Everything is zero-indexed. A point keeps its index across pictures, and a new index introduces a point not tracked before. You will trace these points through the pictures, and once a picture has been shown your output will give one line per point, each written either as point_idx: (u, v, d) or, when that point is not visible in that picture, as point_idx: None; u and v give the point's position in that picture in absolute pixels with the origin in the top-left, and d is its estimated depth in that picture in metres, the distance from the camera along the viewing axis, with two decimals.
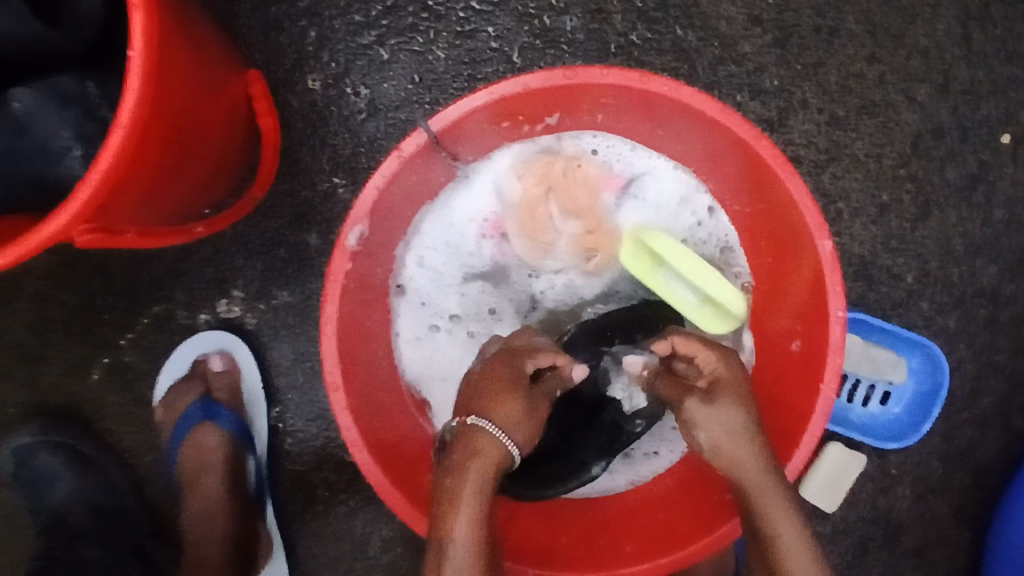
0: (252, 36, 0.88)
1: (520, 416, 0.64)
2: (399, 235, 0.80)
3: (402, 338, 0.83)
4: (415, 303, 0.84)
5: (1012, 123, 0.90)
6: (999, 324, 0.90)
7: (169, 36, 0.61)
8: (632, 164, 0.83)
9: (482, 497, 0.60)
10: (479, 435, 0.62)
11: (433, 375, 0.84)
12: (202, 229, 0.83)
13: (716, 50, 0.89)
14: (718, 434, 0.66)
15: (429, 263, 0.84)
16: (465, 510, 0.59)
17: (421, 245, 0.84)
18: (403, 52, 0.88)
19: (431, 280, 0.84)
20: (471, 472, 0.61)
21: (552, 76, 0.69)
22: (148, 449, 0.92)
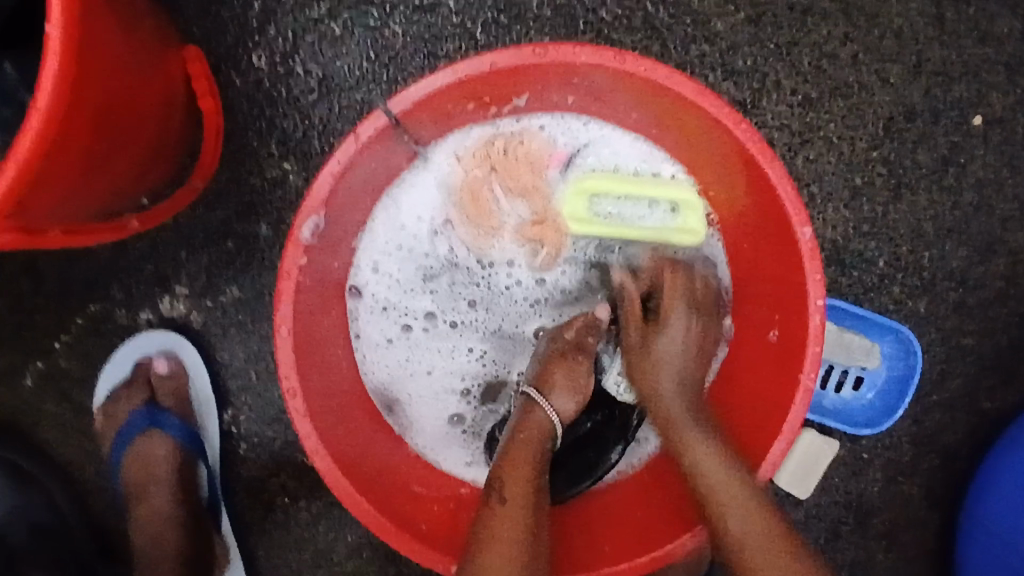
0: (190, 9, 0.81)
1: (562, 379, 0.70)
2: (357, 226, 0.75)
3: (368, 346, 0.79)
4: (377, 308, 0.79)
5: (982, 104, 0.89)
6: (968, 306, 0.90)
7: (95, 11, 0.54)
8: (584, 141, 0.78)
9: (532, 465, 0.65)
10: (532, 400, 0.70)
11: (404, 382, 0.79)
12: (139, 224, 0.73)
13: (689, 28, 0.85)
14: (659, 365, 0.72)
15: (388, 268, 0.79)
16: (518, 469, 0.64)
17: (375, 242, 0.78)
18: (357, 27, 0.82)
19: (392, 284, 0.79)
20: (523, 441, 0.67)
21: (522, 54, 0.64)
22: (89, 460, 0.85)
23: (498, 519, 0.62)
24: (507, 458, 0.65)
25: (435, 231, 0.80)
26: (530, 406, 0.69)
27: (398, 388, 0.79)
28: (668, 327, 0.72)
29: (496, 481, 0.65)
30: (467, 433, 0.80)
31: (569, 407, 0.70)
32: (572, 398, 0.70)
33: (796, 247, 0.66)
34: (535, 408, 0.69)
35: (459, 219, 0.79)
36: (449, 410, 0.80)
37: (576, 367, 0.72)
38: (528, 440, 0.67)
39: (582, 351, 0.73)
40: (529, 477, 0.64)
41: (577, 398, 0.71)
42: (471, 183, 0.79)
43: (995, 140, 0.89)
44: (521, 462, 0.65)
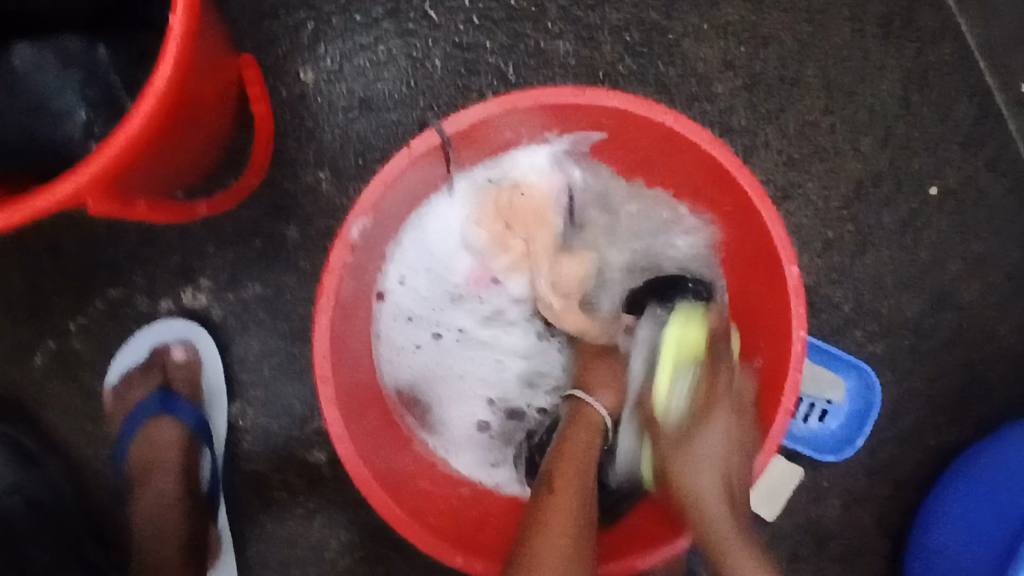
0: (246, 23, 0.87)
1: (607, 376, 0.79)
2: (391, 235, 0.81)
3: (391, 357, 0.84)
4: (401, 322, 0.85)
5: (938, 176, 1.02)
6: (920, 352, 1.01)
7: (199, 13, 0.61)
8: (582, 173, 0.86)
9: (586, 455, 0.72)
10: (581, 403, 0.78)
11: (426, 392, 0.85)
12: (205, 209, 0.79)
13: (693, 87, 0.96)
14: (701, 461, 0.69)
15: (411, 285, 0.85)
16: (572, 454, 0.72)
17: (407, 256, 0.84)
18: (400, 55, 0.89)
19: (415, 300, 0.85)
20: (578, 431, 0.75)
21: (563, 93, 0.72)
22: (91, 442, 0.85)
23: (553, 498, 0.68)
24: (560, 452, 0.73)
25: (466, 249, 0.86)
26: (580, 407, 0.77)
27: (428, 389, 0.85)
28: (706, 432, 0.70)
29: (551, 466, 0.72)
30: (494, 439, 0.85)
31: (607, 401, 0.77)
32: (612, 390, 0.77)
33: (784, 283, 0.73)
34: (583, 410, 0.77)
35: (489, 237, 0.85)
36: (475, 418, 0.85)
37: (609, 368, 0.80)
38: (579, 433, 0.75)
39: (610, 353, 0.81)
40: (579, 466, 0.71)
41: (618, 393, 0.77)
42: (504, 209, 0.84)
43: (949, 208, 1.02)
44: (570, 464, 0.71)
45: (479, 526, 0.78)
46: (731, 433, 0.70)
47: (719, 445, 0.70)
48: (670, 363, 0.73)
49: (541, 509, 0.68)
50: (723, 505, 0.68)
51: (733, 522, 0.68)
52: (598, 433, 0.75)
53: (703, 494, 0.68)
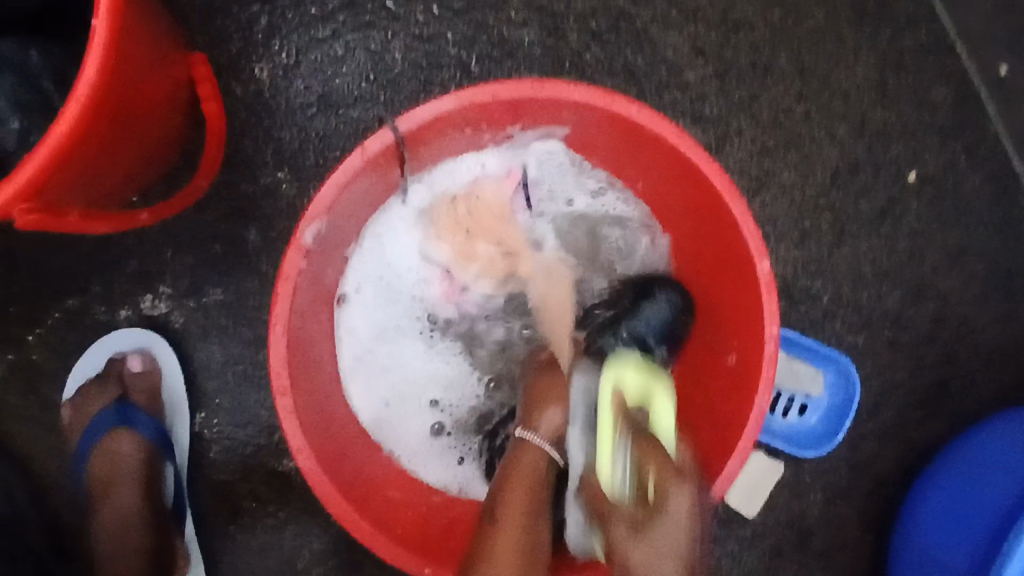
0: (198, 20, 0.85)
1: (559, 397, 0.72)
2: (352, 238, 0.79)
3: (348, 363, 0.81)
4: (357, 328, 0.82)
5: (917, 161, 1.00)
6: (900, 342, 1.00)
7: (130, 14, 0.59)
8: (542, 174, 0.85)
9: (532, 483, 0.68)
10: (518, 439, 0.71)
11: (383, 401, 0.82)
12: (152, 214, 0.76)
13: (663, 75, 0.94)
14: None
15: (370, 290, 0.82)
16: (516, 482, 0.67)
17: (364, 264, 0.82)
18: (359, 50, 0.86)
19: (373, 305, 0.83)
20: (523, 459, 0.69)
21: (522, 88, 0.70)
22: (51, 456, 0.83)
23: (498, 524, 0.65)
24: (506, 477, 0.68)
25: (428, 256, 0.84)
26: (520, 446, 0.70)
27: (387, 402, 0.82)
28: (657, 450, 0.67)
29: (498, 492, 0.67)
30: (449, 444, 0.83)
31: (557, 422, 0.71)
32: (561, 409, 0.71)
33: (756, 281, 0.72)
34: (525, 447, 0.70)
35: (452, 243, 0.83)
36: (429, 423, 0.83)
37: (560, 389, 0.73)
38: (523, 467, 0.68)
39: (561, 368, 0.76)
40: (525, 494, 0.67)
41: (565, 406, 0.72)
42: (467, 215, 0.82)
43: (928, 195, 1.00)
44: (520, 498, 0.66)
45: (448, 535, 0.76)
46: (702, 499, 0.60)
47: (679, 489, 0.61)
48: (610, 433, 0.63)
49: (490, 539, 0.64)
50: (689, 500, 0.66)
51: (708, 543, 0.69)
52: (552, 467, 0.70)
53: None
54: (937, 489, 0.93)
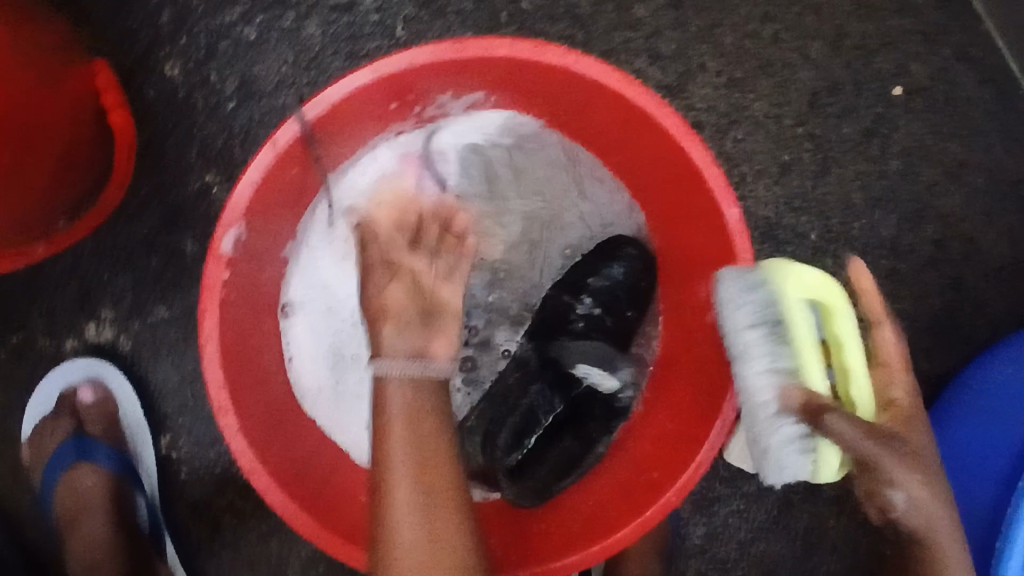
0: (96, 21, 0.78)
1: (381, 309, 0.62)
2: (287, 236, 0.73)
3: (309, 384, 0.76)
4: (310, 351, 0.77)
5: (903, 74, 0.91)
6: (901, 273, 0.92)
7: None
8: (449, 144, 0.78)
9: (413, 424, 0.59)
10: (377, 380, 0.61)
11: (354, 420, 0.77)
12: (45, 247, 0.73)
13: (611, 14, 0.85)
14: (924, 489, 0.53)
15: (311, 313, 0.77)
16: (396, 429, 0.59)
17: (302, 294, 0.77)
18: (273, 30, 0.79)
19: (317, 326, 0.77)
20: (391, 396, 0.60)
21: (440, 51, 0.63)
22: (20, 496, 0.81)
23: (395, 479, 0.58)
24: (382, 421, 0.60)
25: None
26: (382, 385, 0.60)
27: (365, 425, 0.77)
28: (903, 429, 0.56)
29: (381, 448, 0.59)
30: None
31: (394, 347, 0.60)
32: (393, 326, 0.61)
33: (726, 229, 0.66)
34: (386, 384, 0.60)
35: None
36: None
37: (393, 300, 0.62)
38: (403, 403, 0.59)
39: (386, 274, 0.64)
40: (411, 444, 0.58)
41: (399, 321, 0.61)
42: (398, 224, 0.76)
43: (918, 110, 0.91)
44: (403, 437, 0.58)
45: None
46: (925, 498, 0.53)
47: (922, 447, 0.55)
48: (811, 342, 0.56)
49: (383, 505, 0.58)
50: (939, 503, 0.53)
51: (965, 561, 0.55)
52: (428, 399, 0.60)
53: (936, 536, 0.54)
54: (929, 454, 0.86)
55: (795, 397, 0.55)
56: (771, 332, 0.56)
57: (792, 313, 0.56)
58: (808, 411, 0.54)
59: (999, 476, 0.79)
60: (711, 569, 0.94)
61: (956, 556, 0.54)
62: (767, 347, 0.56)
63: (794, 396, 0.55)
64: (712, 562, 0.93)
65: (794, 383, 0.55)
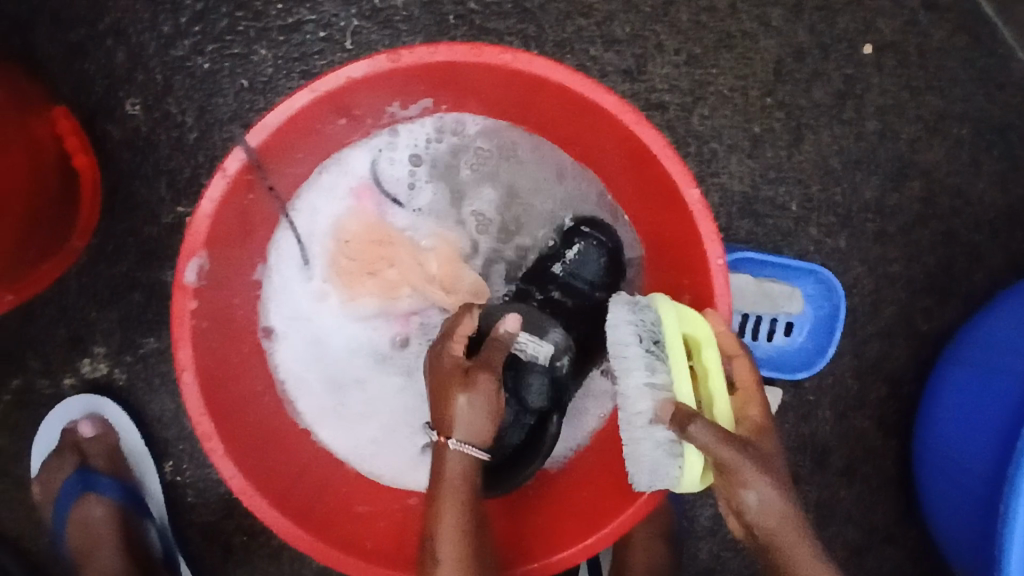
0: (54, 68, 0.80)
1: (467, 412, 0.63)
2: (256, 260, 0.75)
3: (309, 410, 0.78)
4: (304, 380, 0.79)
5: (870, 31, 0.89)
6: (889, 235, 0.90)
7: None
8: (403, 156, 0.79)
9: (462, 495, 0.63)
10: (442, 449, 0.64)
11: (362, 438, 0.79)
12: (11, 295, 0.73)
13: (561, 4, 0.85)
14: (775, 498, 0.54)
15: (299, 344, 0.79)
16: (449, 497, 0.62)
17: (284, 324, 0.78)
18: (225, 58, 0.81)
19: (307, 354, 0.79)
20: (447, 466, 0.63)
21: (375, 62, 0.63)
22: (40, 532, 0.84)
23: (444, 551, 0.61)
24: (436, 484, 0.63)
25: (349, 303, 0.80)
26: (440, 453, 0.64)
27: (375, 440, 0.79)
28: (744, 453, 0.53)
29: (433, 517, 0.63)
30: None
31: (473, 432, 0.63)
32: (482, 420, 0.64)
33: (688, 210, 0.65)
34: (448, 454, 0.63)
35: (371, 284, 0.79)
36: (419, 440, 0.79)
37: (482, 389, 0.64)
38: (453, 481, 0.63)
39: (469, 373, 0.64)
40: (460, 517, 0.62)
41: (491, 417, 0.64)
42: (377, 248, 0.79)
43: (888, 67, 0.89)
44: (455, 493, 0.63)
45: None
46: (773, 497, 0.54)
47: (773, 459, 0.55)
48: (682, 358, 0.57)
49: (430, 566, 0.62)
50: (784, 513, 0.54)
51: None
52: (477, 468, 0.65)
53: (793, 545, 0.54)
54: (953, 399, 0.83)
55: (668, 411, 0.55)
56: (653, 349, 0.57)
57: (669, 329, 0.58)
58: (677, 421, 0.54)
59: (992, 455, 0.74)
60: (723, 549, 0.93)
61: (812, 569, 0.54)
62: (646, 361, 0.57)
63: (668, 409, 0.55)
64: (721, 541, 0.93)
65: (669, 398, 0.56)
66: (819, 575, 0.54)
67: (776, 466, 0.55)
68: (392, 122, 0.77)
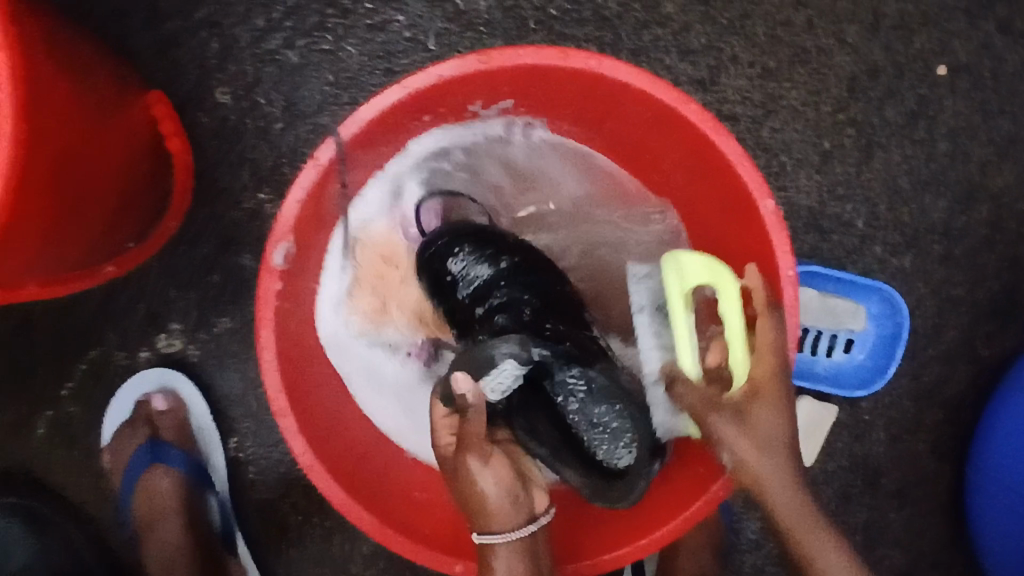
0: (150, 55, 0.84)
1: (485, 501, 0.64)
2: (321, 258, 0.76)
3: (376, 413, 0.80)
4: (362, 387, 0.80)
5: (946, 53, 0.89)
6: (955, 258, 0.90)
7: (37, 62, 0.55)
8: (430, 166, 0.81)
9: None
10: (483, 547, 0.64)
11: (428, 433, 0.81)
12: (112, 268, 0.78)
13: (639, 13, 0.86)
14: (749, 453, 0.62)
15: (352, 353, 0.80)
16: None
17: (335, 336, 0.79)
18: (314, 53, 0.84)
19: (359, 363, 0.81)
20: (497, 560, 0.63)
21: (467, 62, 0.65)
22: (105, 500, 0.87)
23: None
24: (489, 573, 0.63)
25: (383, 315, 0.82)
26: (488, 553, 0.64)
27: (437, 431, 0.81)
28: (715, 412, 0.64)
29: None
30: None
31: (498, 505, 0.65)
32: (506, 502, 0.65)
33: (761, 221, 0.65)
34: (493, 551, 0.63)
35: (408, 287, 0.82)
36: None
37: (482, 468, 0.65)
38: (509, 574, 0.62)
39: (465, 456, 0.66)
40: None
41: (511, 494, 0.66)
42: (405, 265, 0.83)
43: (963, 89, 0.89)
44: None
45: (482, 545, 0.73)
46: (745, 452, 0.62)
47: (766, 428, 0.62)
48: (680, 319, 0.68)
49: None
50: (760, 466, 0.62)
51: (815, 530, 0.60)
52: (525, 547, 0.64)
53: (777, 497, 0.61)
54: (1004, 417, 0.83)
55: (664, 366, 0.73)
56: (658, 314, 0.76)
57: (672, 301, 0.70)
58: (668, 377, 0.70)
59: None
60: (768, 563, 0.93)
61: (795, 518, 0.61)
62: (655, 326, 0.76)
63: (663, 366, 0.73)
64: (767, 556, 0.93)
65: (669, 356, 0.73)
66: (806, 527, 0.60)
67: (760, 425, 0.62)
68: (468, 123, 0.77)
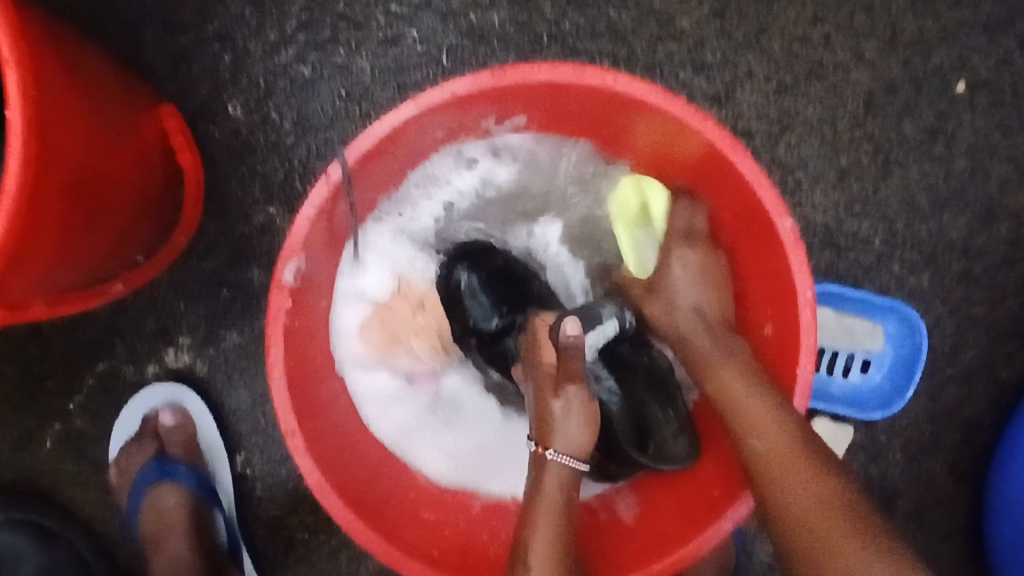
0: (162, 68, 0.83)
1: (574, 427, 0.64)
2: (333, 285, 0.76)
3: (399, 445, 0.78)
4: (385, 416, 0.79)
5: (964, 69, 0.87)
6: (974, 277, 0.88)
7: (47, 77, 0.55)
8: (421, 195, 0.80)
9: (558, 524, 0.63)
10: (543, 463, 0.64)
11: (456, 462, 0.79)
12: (122, 285, 0.76)
13: (653, 28, 0.85)
14: (670, 301, 0.71)
15: (371, 385, 0.79)
16: (545, 525, 0.62)
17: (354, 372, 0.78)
18: (326, 67, 0.84)
19: (379, 392, 0.79)
20: (549, 490, 0.63)
21: (481, 79, 0.64)
22: (112, 514, 0.86)
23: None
24: (532, 505, 0.63)
25: (393, 346, 0.79)
26: (542, 472, 0.64)
27: (464, 457, 0.79)
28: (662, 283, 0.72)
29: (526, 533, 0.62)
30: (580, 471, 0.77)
31: (570, 431, 0.64)
32: (590, 433, 0.65)
33: (779, 241, 0.64)
34: (551, 475, 0.64)
35: (418, 315, 0.80)
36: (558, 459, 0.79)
37: (581, 397, 0.65)
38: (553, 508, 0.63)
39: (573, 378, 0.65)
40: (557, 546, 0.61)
41: (595, 429, 0.65)
42: (415, 294, 0.80)
43: (983, 105, 0.88)
44: (549, 525, 0.62)
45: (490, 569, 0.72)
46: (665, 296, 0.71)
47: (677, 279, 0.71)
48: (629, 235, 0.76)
49: None
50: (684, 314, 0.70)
51: (725, 363, 0.67)
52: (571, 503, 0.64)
53: (692, 336, 0.70)
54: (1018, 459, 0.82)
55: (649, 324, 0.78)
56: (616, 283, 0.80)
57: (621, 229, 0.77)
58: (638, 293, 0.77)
59: None
60: None
61: (706, 346, 0.69)
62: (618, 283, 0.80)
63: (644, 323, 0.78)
64: None
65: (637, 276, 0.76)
66: (719, 361, 0.67)
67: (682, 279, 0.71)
68: (483, 139, 0.76)
